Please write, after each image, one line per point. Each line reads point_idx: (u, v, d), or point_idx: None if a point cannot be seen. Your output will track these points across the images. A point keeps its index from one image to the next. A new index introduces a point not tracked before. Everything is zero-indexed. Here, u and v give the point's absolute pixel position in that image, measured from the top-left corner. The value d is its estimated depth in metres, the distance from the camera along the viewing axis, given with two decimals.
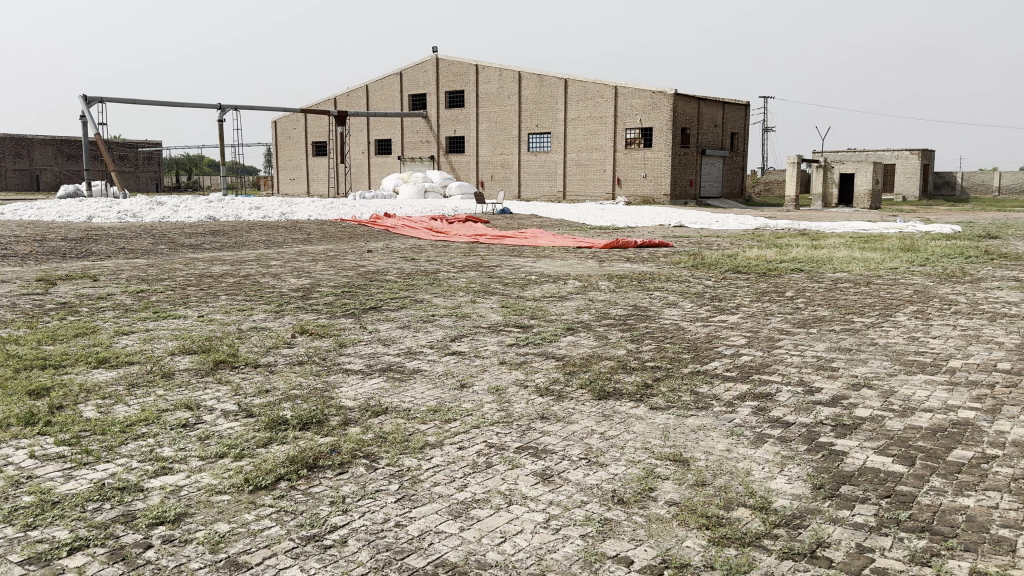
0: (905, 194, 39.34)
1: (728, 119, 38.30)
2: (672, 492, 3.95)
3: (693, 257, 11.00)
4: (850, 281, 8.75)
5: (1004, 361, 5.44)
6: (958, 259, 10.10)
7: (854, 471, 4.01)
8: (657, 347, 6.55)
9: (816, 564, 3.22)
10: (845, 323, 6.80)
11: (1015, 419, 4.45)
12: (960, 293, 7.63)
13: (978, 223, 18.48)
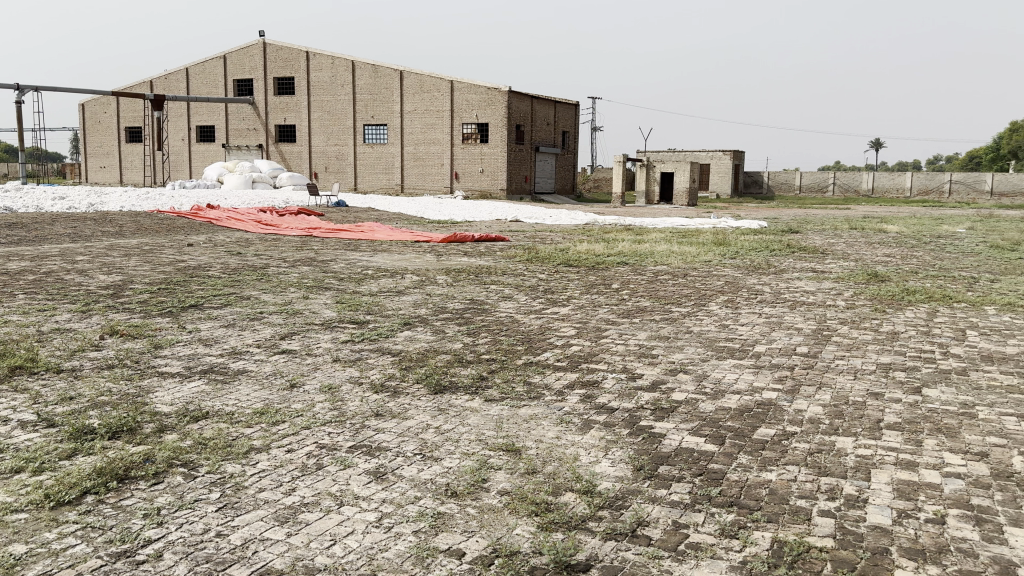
0: (719, 192, 42.43)
1: (560, 117, 39.54)
2: (503, 481, 4.01)
3: (528, 251, 11.27)
4: (670, 273, 9.30)
5: (801, 345, 5.97)
6: (764, 252, 11.02)
7: (671, 452, 4.26)
8: (493, 340, 6.63)
9: (637, 542, 3.39)
10: (664, 313, 7.23)
11: (810, 397, 4.89)
12: (765, 284, 8.33)
13: (781, 220, 20.25)
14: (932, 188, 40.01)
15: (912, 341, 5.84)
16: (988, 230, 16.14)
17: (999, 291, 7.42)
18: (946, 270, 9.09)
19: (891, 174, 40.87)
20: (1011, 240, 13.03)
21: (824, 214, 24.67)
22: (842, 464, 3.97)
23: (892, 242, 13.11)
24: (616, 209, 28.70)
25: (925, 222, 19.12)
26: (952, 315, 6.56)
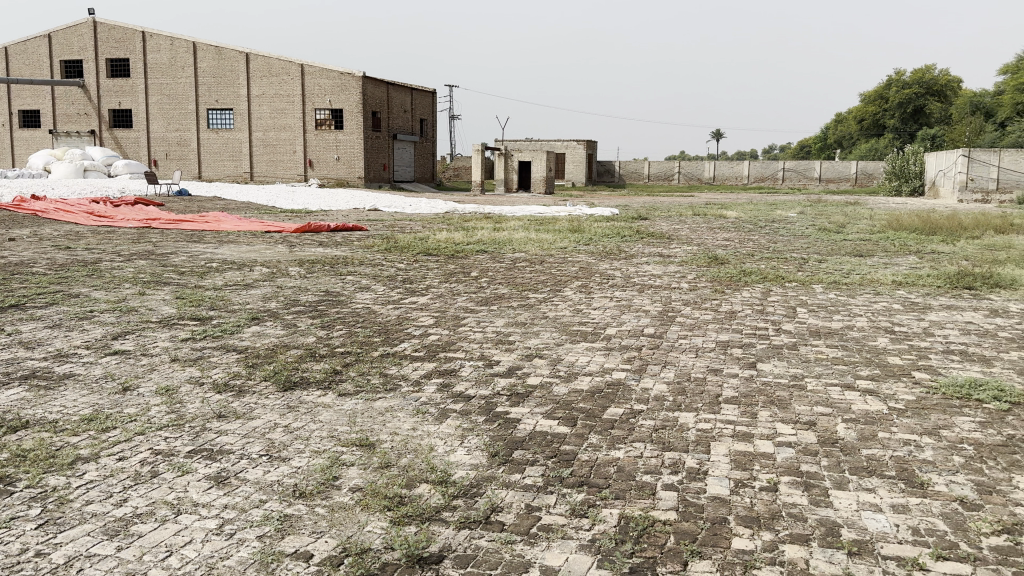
0: (574, 180, 43.53)
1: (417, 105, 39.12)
2: (355, 477, 3.87)
3: (386, 240, 11.05)
4: (527, 260, 9.40)
5: (649, 326, 6.18)
6: (616, 238, 11.37)
7: (525, 436, 4.26)
8: (348, 332, 6.41)
9: (490, 529, 3.35)
10: (522, 299, 7.27)
11: (657, 375, 5.06)
12: (617, 269, 8.58)
13: (631, 207, 20.94)
14: (768, 176, 42.87)
15: (749, 319, 6.17)
16: (815, 214, 17.43)
17: (825, 271, 7.99)
18: (779, 251, 9.71)
19: (731, 163, 43.42)
20: (836, 223, 14.13)
21: (671, 201, 25.81)
22: (684, 439, 4.11)
23: (732, 226, 13.91)
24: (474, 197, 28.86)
25: (762, 208, 20.41)
26: (784, 293, 7.00)
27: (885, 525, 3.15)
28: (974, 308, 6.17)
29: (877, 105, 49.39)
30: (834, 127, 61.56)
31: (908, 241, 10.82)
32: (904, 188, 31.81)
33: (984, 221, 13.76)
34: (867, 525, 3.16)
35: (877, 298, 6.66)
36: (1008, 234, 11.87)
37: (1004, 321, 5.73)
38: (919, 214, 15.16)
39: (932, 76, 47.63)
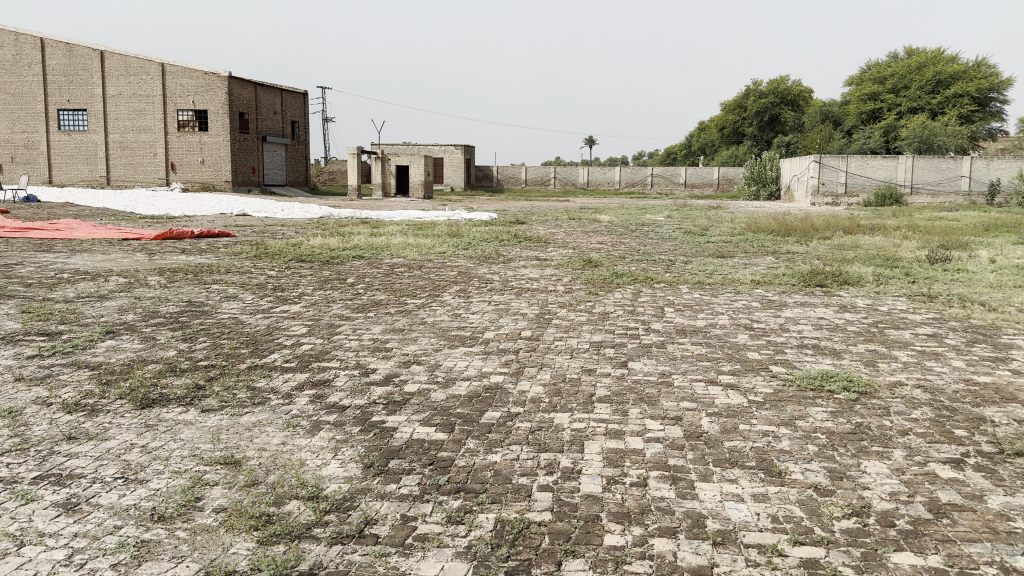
0: (452, 185, 43.51)
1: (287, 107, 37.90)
2: (220, 497, 3.66)
3: (256, 247, 10.62)
4: (405, 265, 9.29)
5: (526, 328, 6.24)
6: (494, 243, 11.45)
7: (401, 445, 4.15)
8: (213, 345, 6.09)
9: (364, 542, 3.23)
10: (399, 305, 7.17)
11: (533, 377, 5.09)
12: (495, 273, 8.62)
13: (508, 212, 21.21)
14: (638, 181, 44.45)
15: (621, 320, 6.36)
16: (681, 218, 18.20)
17: (691, 272, 8.34)
18: (649, 254, 10.05)
19: (603, 169, 44.69)
20: (700, 226, 14.80)
21: (547, 205, 26.19)
22: (560, 439, 4.11)
23: (606, 230, 14.32)
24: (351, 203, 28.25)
25: (632, 211, 21.12)
26: (652, 294, 7.26)
27: (747, 514, 3.27)
28: (825, 304, 6.61)
29: (737, 113, 52.18)
30: (698, 134, 64.55)
31: (766, 242, 11.47)
32: (762, 192, 33.90)
33: (834, 223, 14.78)
34: (730, 515, 3.28)
35: (737, 297, 7.01)
36: (853, 234, 12.81)
37: (850, 315, 6.18)
38: (775, 217, 16.09)
39: (786, 87, 50.67)
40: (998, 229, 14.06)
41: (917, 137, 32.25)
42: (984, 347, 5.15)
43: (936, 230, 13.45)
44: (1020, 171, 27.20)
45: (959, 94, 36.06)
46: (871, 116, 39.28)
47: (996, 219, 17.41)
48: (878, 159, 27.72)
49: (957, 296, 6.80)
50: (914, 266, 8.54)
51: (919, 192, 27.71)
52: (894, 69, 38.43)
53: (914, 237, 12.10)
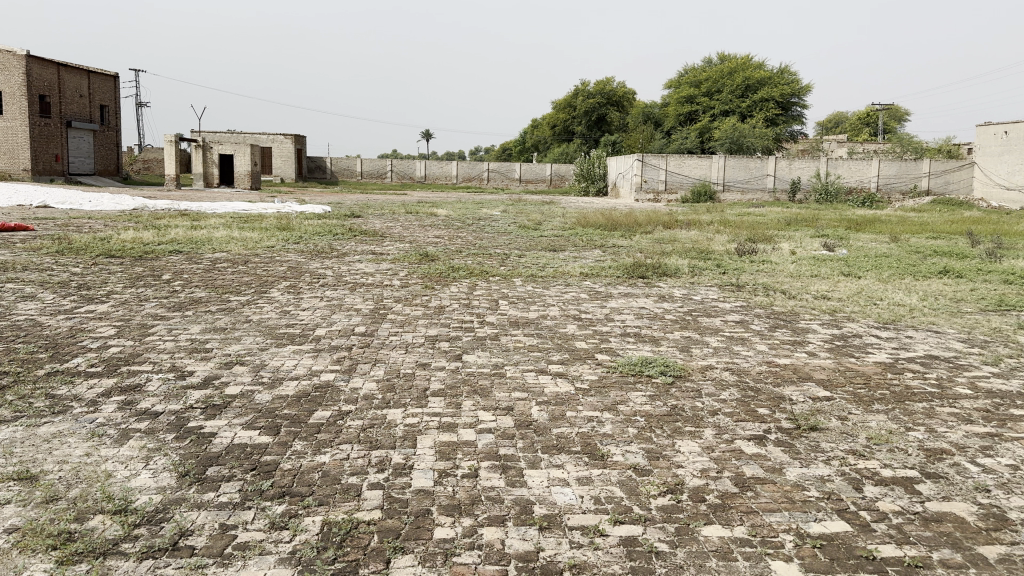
0: (283, 176, 41.81)
1: (95, 91, 34.81)
2: (12, 516, 3.28)
3: (58, 242, 9.69)
4: (229, 260, 8.83)
5: (359, 324, 6.12)
6: (327, 236, 11.14)
7: (221, 451, 3.93)
8: (4, 350, 5.49)
9: (178, 556, 2.99)
10: (221, 303, 6.80)
11: (366, 374, 4.99)
12: (327, 267, 8.39)
13: (343, 205, 20.65)
14: (474, 177, 44.96)
15: (456, 313, 6.39)
16: (516, 213, 18.61)
17: (525, 265, 8.55)
18: (484, 248, 10.21)
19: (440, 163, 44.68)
20: (533, 221, 15.18)
21: (382, 198, 25.85)
22: (391, 435, 4.00)
23: (442, 224, 14.35)
24: (168, 193, 26.38)
25: (469, 206, 21.29)
26: (487, 287, 7.36)
27: (573, 498, 3.22)
28: (646, 295, 7.01)
29: (567, 112, 53.99)
30: (531, 131, 66.25)
31: (594, 237, 11.94)
32: (591, 188, 35.26)
33: (655, 218, 15.68)
34: (556, 499, 3.22)
35: (568, 289, 7.28)
36: (672, 229, 13.62)
37: (668, 305, 6.57)
38: (602, 213, 16.82)
39: (612, 87, 52.84)
40: (798, 224, 15.48)
41: (728, 138, 34.77)
42: (784, 332, 5.63)
43: (744, 225, 14.58)
44: (816, 171, 29.86)
45: (765, 98, 39.21)
46: (689, 118, 41.83)
47: (795, 215, 19.17)
48: (694, 158, 29.69)
49: (761, 285, 7.41)
50: (724, 258, 9.21)
51: (730, 190, 29.98)
52: (709, 73, 41.29)
53: (725, 231, 13.06)
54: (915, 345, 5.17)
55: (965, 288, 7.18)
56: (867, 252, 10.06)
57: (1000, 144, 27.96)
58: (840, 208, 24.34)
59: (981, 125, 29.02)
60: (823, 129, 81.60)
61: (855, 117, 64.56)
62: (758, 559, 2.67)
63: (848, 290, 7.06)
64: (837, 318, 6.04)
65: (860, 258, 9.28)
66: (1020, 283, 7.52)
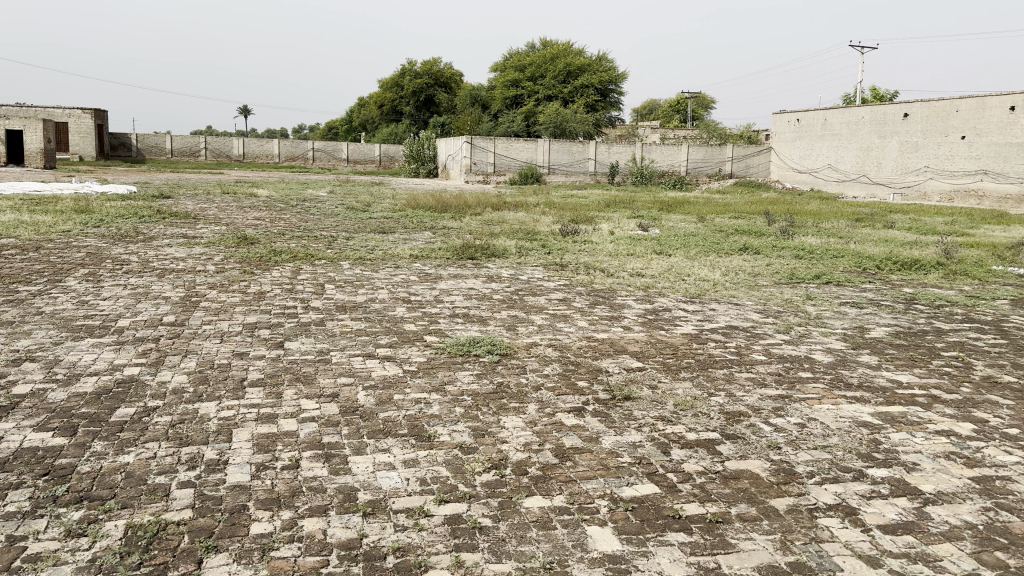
0: (82, 154, 37.75)
1: None
2: None
3: None
4: (16, 247, 7.95)
5: (168, 314, 5.73)
6: (133, 219, 10.30)
7: (7, 457, 3.53)
8: None
9: None
10: (8, 294, 6.11)
11: (176, 367, 4.68)
12: (132, 253, 7.78)
13: (151, 185, 19.20)
14: (298, 155, 43.06)
15: (277, 299, 6.15)
16: (344, 194, 18.14)
17: (352, 248, 8.36)
18: (309, 230, 9.89)
19: (259, 140, 42.18)
20: (361, 202, 14.90)
21: (196, 177, 24.26)
22: (204, 430, 3.78)
23: (263, 205, 13.71)
24: None
25: (291, 186, 20.49)
26: (312, 271, 7.14)
27: (398, 481, 3.18)
28: (474, 276, 7.08)
29: (393, 92, 52.91)
30: (357, 111, 64.50)
31: (423, 218, 11.89)
32: (420, 169, 35.01)
33: (485, 199, 15.88)
34: (381, 484, 3.16)
35: (397, 271, 7.21)
36: (500, 211, 13.86)
37: (496, 285, 6.69)
38: (431, 194, 16.82)
39: (439, 67, 52.63)
40: (617, 206, 16.26)
41: (552, 122, 35.78)
42: (603, 308, 5.91)
43: (568, 206, 15.10)
44: (632, 155, 31.48)
45: (585, 84, 40.73)
46: (513, 102, 42.50)
47: (615, 196, 20.14)
48: (520, 142, 30.33)
49: (582, 265, 7.71)
50: (550, 239, 9.49)
51: (555, 172, 30.98)
52: (532, 58, 42.13)
53: (550, 213, 13.45)
54: (719, 317, 5.61)
55: (762, 263, 7.85)
56: (677, 231, 10.76)
57: (793, 131, 31.01)
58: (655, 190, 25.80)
59: (777, 112, 31.85)
60: (639, 115, 86.00)
61: (667, 105, 68.52)
62: (575, 525, 2.76)
63: (660, 268, 7.50)
64: (650, 293, 6.41)
65: (671, 237, 9.91)
66: (806, 258, 8.34)
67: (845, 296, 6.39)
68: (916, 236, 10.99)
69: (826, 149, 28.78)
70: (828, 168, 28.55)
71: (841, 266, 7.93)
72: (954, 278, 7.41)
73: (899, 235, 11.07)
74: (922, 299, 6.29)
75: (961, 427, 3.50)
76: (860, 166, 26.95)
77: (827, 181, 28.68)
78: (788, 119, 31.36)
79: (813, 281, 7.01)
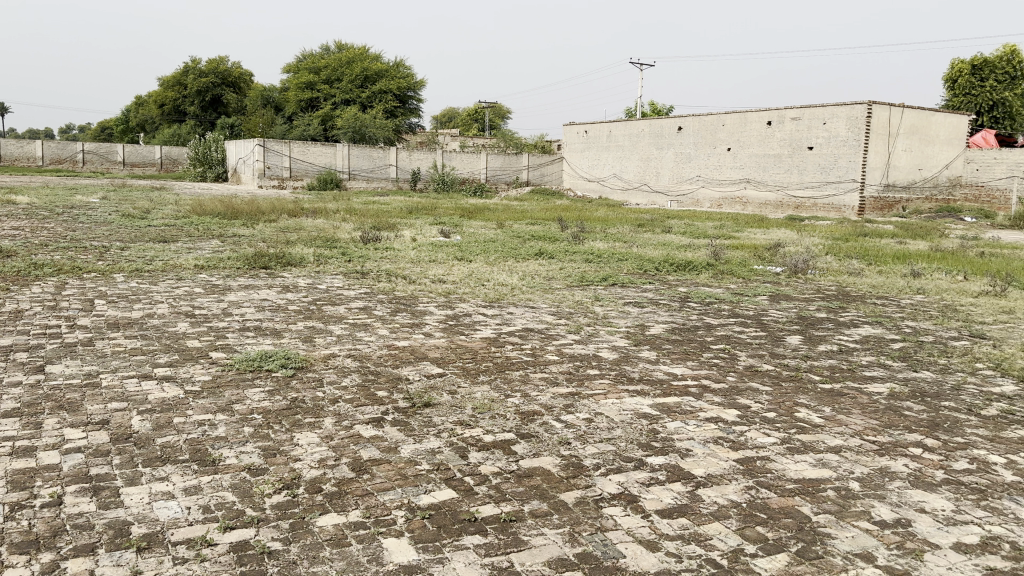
0: None
1: None
2: None
3: None
4: None
5: None
6: None
7: None
8: None
9: None
10: None
11: None
12: None
13: None
14: (66, 158, 38.80)
15: (37, 318, 5.52)
16: (118, 201, 16.66)
17: (127, 259, 7.72)
18: (76, 240, 8.98)
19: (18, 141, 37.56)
20: (139, 209, 13.78)
21: None
22: None
23: (21, 214, 12.29)
24: None
25: (58, 193, 18.52)
26: (80, 286, 6.49)
27: (178, 511, 2.96)
28: (268, 286, 6.79)
29: (176, 91, 49.39)
30: (135, 109, 59.52)
31: (211, 226, 11.23)
32: (208, 174, 33.06)
33: (279, 206, 15.31)
34: (159, 516, 2.92)
35: (179, 283, 6.74)
36: (296, 217, 13.42)
37: (291, 295, 6.46)
38: (220, 201, 15.92)
39: (226, 67, 50.01)
40: (419, 212, 16.32)
41: (350, 126, 35.12)
42: (403, 315, 5.89)
43: (368, 213, 14.89)
44: (433, 162, 32.12)
45: (383, 90, 40.59)
46: (309, 104, 41.20)
47: (416, 203, 20.21)
48: (318, 146, 29.42)
49: (383, 272, 7.66)
50: (349, 246, 9.32)
51: (355, 178, 30.42)
52: (328, 61, 41.16)
53: (350, 219, 13.23)
54: (515, 320, 5.79)
55: (555, 267, 8.24)
56: (477, 238, 10.98)
57: (581, 142, 32.78)
58: (456, 197, 26.12)
59: (566, 123, 33.48)
60: (438, 123, 87.04)
61: (466, 113, 69.61)
62: (369, 540, 2.71)
63: (461, 274, 7.62)
64: (451, 299, 6.50)
65: (471, 243, 10.10)
66: (595, 261, 8.86)
67: (629, 296, 6.85)
68: (690, 240, 12.02)
69: (612, 159, 30.78)
70: (614, 177, 30.59)
71: (625, 268, 8.49)
72: (721, 277, 8.19)
73: (676, 239, 12.05)
74: (695, 298, 6.89)
75: (727, 413, 3.87)
76: (642, 175, 29.15)
77: (614, 190, 30.74)
78: (576, 130, 33.05)
79: (601, 283, 7.45)
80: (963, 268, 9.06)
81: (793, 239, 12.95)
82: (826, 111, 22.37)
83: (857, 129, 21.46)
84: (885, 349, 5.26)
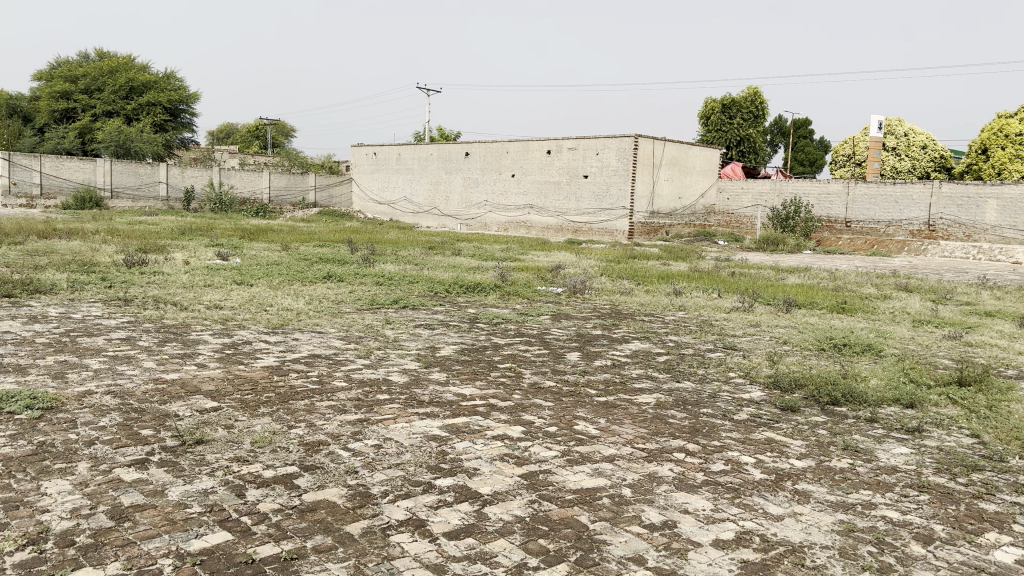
0: None
1: None
2: None
3: None
4: None
5: None
6: None
7: None
8: None
9: None
10: None
11: None
12: None
13: None
14: None
15: None
16: None
17: None
18: None
19: None
20: None
21: None
22: None
23: None
24: None
25: None
26: None
27: None
28: (10, 317, 6.02)
29: None
30: None
31: None
32: None
33: (25, 225, 13.69)
34: None
35: None
36: (48, 239, 12.06)
37: (40, 327, 5.77)
38: None
39: None
40: (193, 233, 15.30)
41: (112, 141, 32.21)
42: (174, 345, 5.47)
43: (134, 235, 13.76)
44: (208, 180, 30.14)
45: (151, 103, 37.84)
46: (65, 115, 37.25)
47: (191, 225, 18.93)
48: (73, 161, 26.95)
49: (150, 298, 7.09)
50: (109, 271, 8.52)
51: (119, 197, 28.04)
52: (87, 68, 37.30)
53: (112, 241, 12.11)
54: (301, 346, 5.60)
55: (344, 291, 8.09)
56: (260, 260, 10.51)
57: (369, 164, 32.60)
58: (235, 218, 24.87)
59: (354, 145, 33.18)
60: (213, 138, 82.49)
61: (247, 129, 66.55)
62: None
63: (240, 299, 7.25)
64: (228, 326, 6.14)
65: (251, 266, 9.65)
66: (385, 283, 8.82)
67: (419, 319, 6.87)
68: (478, 262, 12.33)
69: (401, 182, 30.95)
70: (404, 201, 30.75)
71: (416, 291, 8.53)
72: (507, 298, 8.48)
73: (464, 261, 12.33)
74: (483, 318, 7.07)
75: (512, 430, 3.98)
76: (432, 200, 29.54)
77: (404, 213, 30.84)
78: (365, 153, 32.78)
79: (391, 306, 7.42)
80: (717, 287, 10.08)
81: (571, 261, 13.73)
82: (598, 143, 24.09)
83: (626, 160, 23.31)
84: (652, 362, 5.72)
